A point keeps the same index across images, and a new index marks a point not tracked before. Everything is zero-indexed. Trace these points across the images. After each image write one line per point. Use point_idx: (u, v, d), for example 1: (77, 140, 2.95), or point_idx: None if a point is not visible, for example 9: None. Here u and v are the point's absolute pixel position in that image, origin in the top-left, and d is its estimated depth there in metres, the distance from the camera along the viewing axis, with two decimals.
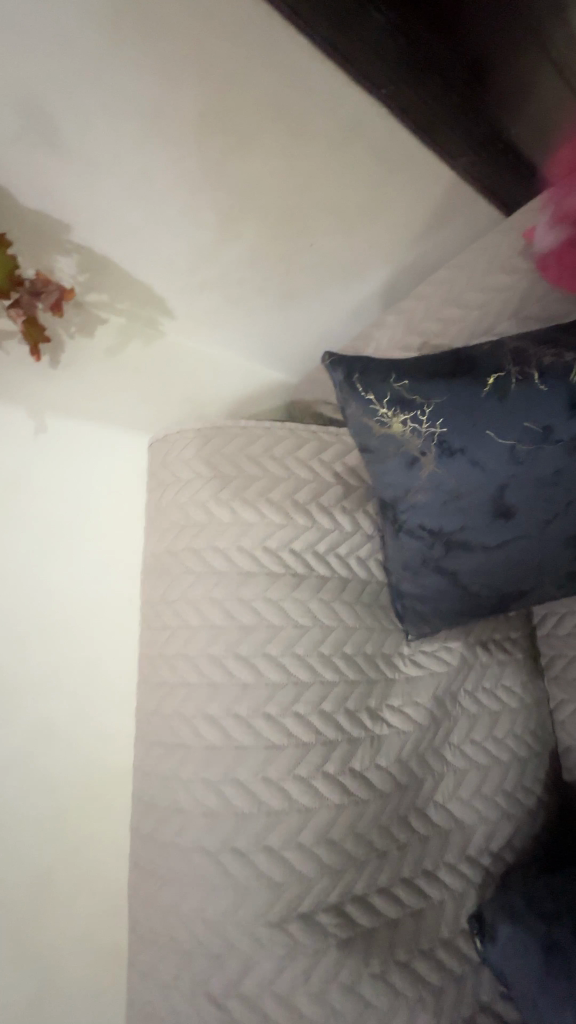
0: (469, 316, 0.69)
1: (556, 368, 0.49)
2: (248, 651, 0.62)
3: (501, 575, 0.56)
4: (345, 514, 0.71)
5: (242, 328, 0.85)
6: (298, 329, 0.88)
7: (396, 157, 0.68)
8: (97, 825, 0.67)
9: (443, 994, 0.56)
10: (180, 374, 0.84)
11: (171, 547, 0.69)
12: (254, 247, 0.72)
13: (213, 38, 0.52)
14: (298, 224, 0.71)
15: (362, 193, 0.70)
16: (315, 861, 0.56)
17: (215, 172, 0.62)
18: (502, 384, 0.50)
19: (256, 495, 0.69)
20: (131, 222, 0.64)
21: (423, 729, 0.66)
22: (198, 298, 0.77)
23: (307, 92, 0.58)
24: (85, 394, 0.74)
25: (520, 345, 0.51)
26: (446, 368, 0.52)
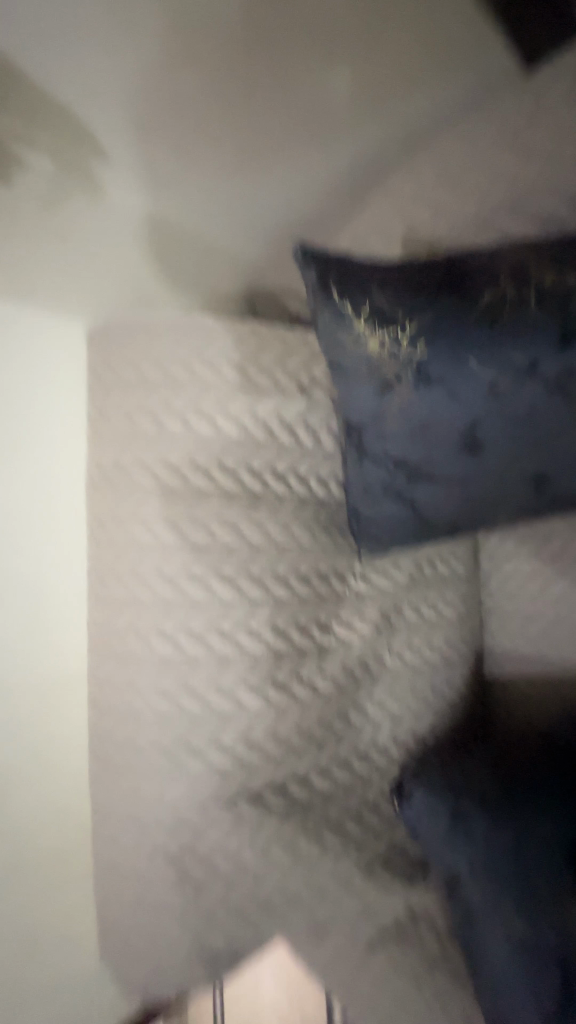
0: (466, 207, 0.60)
1: (555, 292, 0.45)
2: (202, 570, 0.61)
3: (460, 509, 0.55)
4: (307, 432, 0.67)
5: (199, 192, 0.73)
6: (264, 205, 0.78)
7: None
8: (56, 722, 0.71)
9: (365, 846, 0.66)
10: (121, 248, 0.70)
11: (118, 460, 0.65)
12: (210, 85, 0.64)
13: None
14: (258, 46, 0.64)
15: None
16: (262, 751, 0.62)
17: None
18: (496, 304, 0.46)
19: (211, 407, 0.63)
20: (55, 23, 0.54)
21: (367, 639, 0.71)
22: (140, 145, 0.65)
23: None
24: (6, 264, 0.60)
25: (520, 264, 0.47)
26: (436, 280, 0.47)
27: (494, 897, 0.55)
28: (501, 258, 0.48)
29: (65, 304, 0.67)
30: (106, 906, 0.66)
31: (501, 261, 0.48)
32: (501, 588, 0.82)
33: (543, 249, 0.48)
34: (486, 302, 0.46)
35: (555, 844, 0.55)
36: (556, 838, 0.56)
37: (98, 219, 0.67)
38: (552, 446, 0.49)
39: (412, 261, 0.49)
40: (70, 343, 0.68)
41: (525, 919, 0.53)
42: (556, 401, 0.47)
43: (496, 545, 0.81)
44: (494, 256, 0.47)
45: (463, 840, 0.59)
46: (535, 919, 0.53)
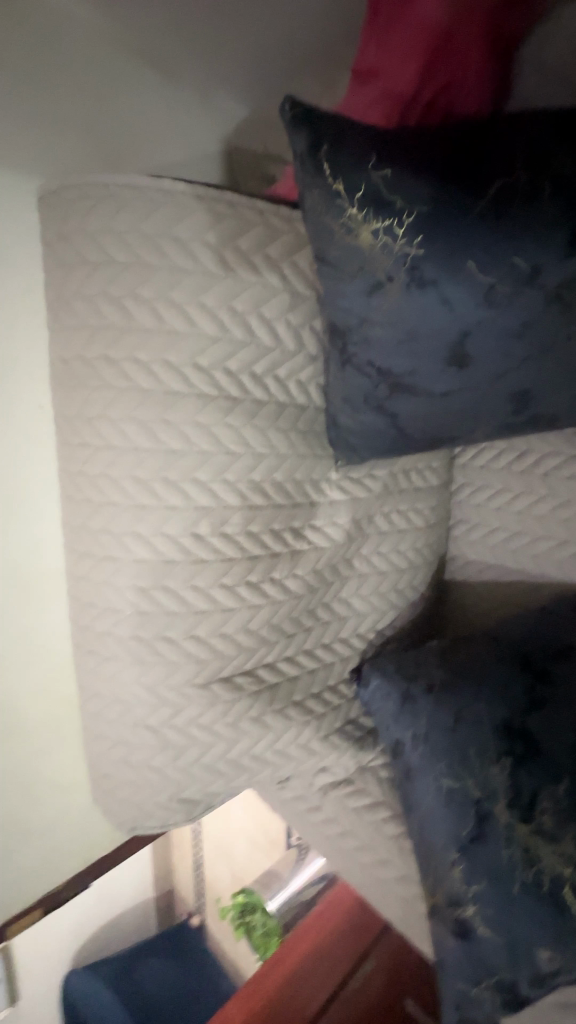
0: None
1: (571, 186, 0.40)
2: (177, 475, 0.61)
3: (438, 422, 0.55)
4: (289, 330, 0.63)
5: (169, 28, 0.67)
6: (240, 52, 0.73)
7: None
8: (37, 613, 0.74)
9: (325, 718, 0.76)
10: (84, 88, 0.63)
11: (83, 354, 0.60)
12: None
13: None
14: None
15: None
16: (235, 643, 0.67)
17: None
18: (507, 194, 0.40)
19: (185, 297, 0.57)
20: None
21: (339, 544, 0.74)
22: None
23: None
24: None
25: (541, 144, 0.41)
26: (444, 159, 0.41)
27: (431, 758, 0.63)
28: (521, 135, 0.41)
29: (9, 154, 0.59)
30: (95, 767, 0.75)
31: (520, 138, 0.41)
32: (472, 499, 0.85)
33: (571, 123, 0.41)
34: (495, 195, 0.41)
35: (488, 717, 0.62)
36: (489, 713, 0.62)
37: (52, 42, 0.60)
38: (540, 363, 0.48)
39: (418, 131, 0.42)
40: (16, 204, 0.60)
41: (453, 775, 0.61)
42: (552, 313, 0.44)
43: (471, 458, 0.82)
44: (511, 134, 0.41)
45: (410, 715, 0.67)
46: (462, 775, 0.60)
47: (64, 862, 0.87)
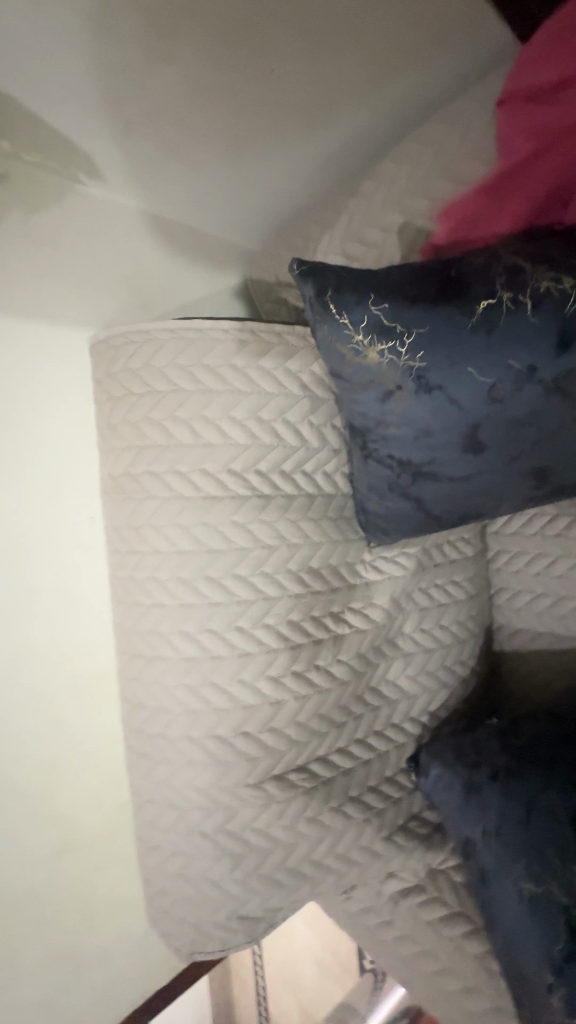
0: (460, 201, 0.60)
1: (551, 295, 0.45)
2: (219, 572, 0.64)
3: (464, 503, 0.57)
4: (312, 429, 0.68)
5: (194, 207, 0.75)
6: (256, 206, 0.78)
7: (390, 32, 0.62)
8: (91, 716, 0.77)
9: (385, 813, 0.71)
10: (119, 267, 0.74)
11: (130, 471, 0.67)
12: (192, 92, 0.60)
13: None
14: (248, 44, 0.59)
15: (336, 27, 0.60)
16: (284, 737, 0.67)
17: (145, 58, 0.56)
18: (494, 310, 0.46)
19: (217, 413, 0.64)
20: (51, 80, 0.54)
21: (380, 625, 0.74)
22: (134, 177, 0.68)
23: None
24: (11, 281, 0.64)
25: (519, 263, 0.46)
26: (434, 287, 0.47)
27: (507, 859, 0.58)
28: (498, 257, 0.47)
29: (66, 316, 0.70)
30: (151, 881, 0.72)
31: (498, 260, 0.47)
32: (513, 566, 0.83)
33: (542, 243, 0.47)
34: (483, 311, 0.46)
35: (562, 809, 0.58)
36: (563, 804, 0.58)
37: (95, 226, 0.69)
38: (553, 443, 0.50)
39: (408, 266, 0.49)
40: (71, 356, 0.72)
41: (534, 878, 0.56)
42: (554, 402, 0.47)
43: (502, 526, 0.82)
44: (490, 257, 0.47)
45: (477, 808, 0.63)
46: (545, 878, 0.55)
47: (123, 995, 0.81)
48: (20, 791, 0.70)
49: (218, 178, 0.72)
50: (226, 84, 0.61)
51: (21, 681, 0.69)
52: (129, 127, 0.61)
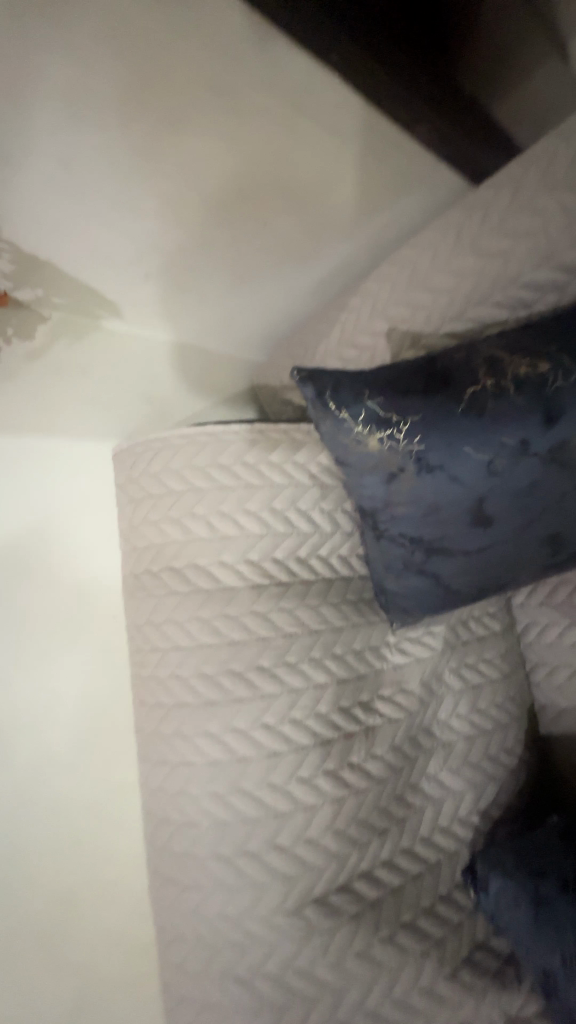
0: (439, 303, 0.65)
1: (532, 379, 0.49)
2: (241, 666, 0.64)
3: (480, 576, 0.58)
4: (323, 514, 0.71)
5: (199, 322, 0.83)
6: (256, 315, 0.86)
7: (375, 178, 0.71)
8: (113, 838, 0.71)
9: (445, 943, 0.62)
10: (139, 391, 0.82)
11: (151, 568, 0.69)
12: (200, 237, 0.69)
13: (141, 126, 0.55)
14: (247, 207, 0.68)
15: (325, 183, 0.68)
16: (322, 850, 0.61)
17: (161, 213, 0.64)
18: (480, 396, 0.49)
19: (232, 507, 0.68)
20: (83, 235, 0.63)
21: (413, 712, 0.70)
22: (149, 300, 0.76)
23: (258, 157, 0.62)
24: (44, 410, 0.72)
25: (496, 354, 0.50)
26: (423, 381, 0.51)
27: None
28: (477, 350, 0.52)
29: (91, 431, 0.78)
30: None
31: (477, 353, 0.51)
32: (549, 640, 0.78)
33: (514, 335, 0.52)
34: (470, 396, 0.50)
35: None
36: None
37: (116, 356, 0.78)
38: (561, 510, 0.52)
39: (397, 364, 0.53)
40: (96, 468, 0.77)
41: None
42: (552, 472, 0.49)
43: (527, 596, 0.80)
44: (471, 350, 0.52)
45: (551, 929, 0.56)
46: None
47: None
48: (35, 922, 0.64)
49: (228, 306, 0.82)
50: (225, 241, 0.71)
51: (43, 787, 0.67)
52: (149, 267, 0.71)
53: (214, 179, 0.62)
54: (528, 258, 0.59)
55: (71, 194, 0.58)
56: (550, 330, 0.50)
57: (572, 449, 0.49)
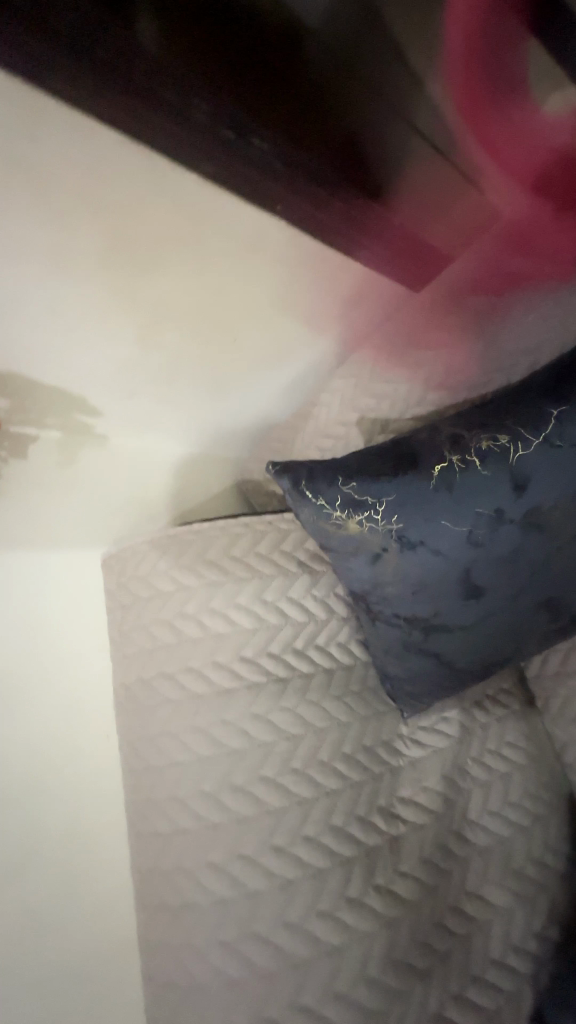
0: (399, 391, 0.69)
1: (495, 451, 0.49)
2: (242, 780, 0.59)
3: (482, 650, 0.56)
4: (316, 601, 0.69)
5: (182, 426, 0.88)
6: (235, 415, 0.92)
7: (333, 292, 0.80)
8: (110, 1003, 0.62)
9: None
10: (129, 499, 0.87)
11: (142, 676, 0.66)
12: (179, 354, 0.76)
13: (120, 271, 0.62)
14: (219, 328, 0.75)
15: (291, 301, 0.77)
16: (354, 1006, 0.51)
17: (141, 338, 0.71)
18: (449, 472, 0.49)
19: (222, 603, 0.67)
20: (72, 366, 0.70)
21: (439, 816, 0.63)
22: (130, 411, 0.81)
23: (225, 290, 0.70)
24: (40, 523, 0.76)
25: (458, 431, 0.50)
26: (392, 462, 0.51)
27: None
28: (440, 429, 0.52)
29: (85, 539, 0.82)
30: None
31: (440, 431, 0.51)
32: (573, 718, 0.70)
33: (473, 412, 0.52)
34: (439, 474, 0.50)
35: None
36: None
37: (105, 466, 0.83)
38: (551, 574, 0.51)
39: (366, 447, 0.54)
40: (86, 572, 0.80)
41: None
42: (533, 536, 0.49)
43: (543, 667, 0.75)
44: (434, 429, 0.52)
45: None
46: None
47: None
48: None
49: (207, 413, 0.88)
50: (200, 354, 0.78)
51: (30, 956, 0.58)
52: (132, 386, 0.77)
53: (187, 310, 0.70)
54: (474, 346, 0.64)
55: (58, 329, 0.65)
56: (507, 399, 0.51)
57: (549, 512, 0.48)
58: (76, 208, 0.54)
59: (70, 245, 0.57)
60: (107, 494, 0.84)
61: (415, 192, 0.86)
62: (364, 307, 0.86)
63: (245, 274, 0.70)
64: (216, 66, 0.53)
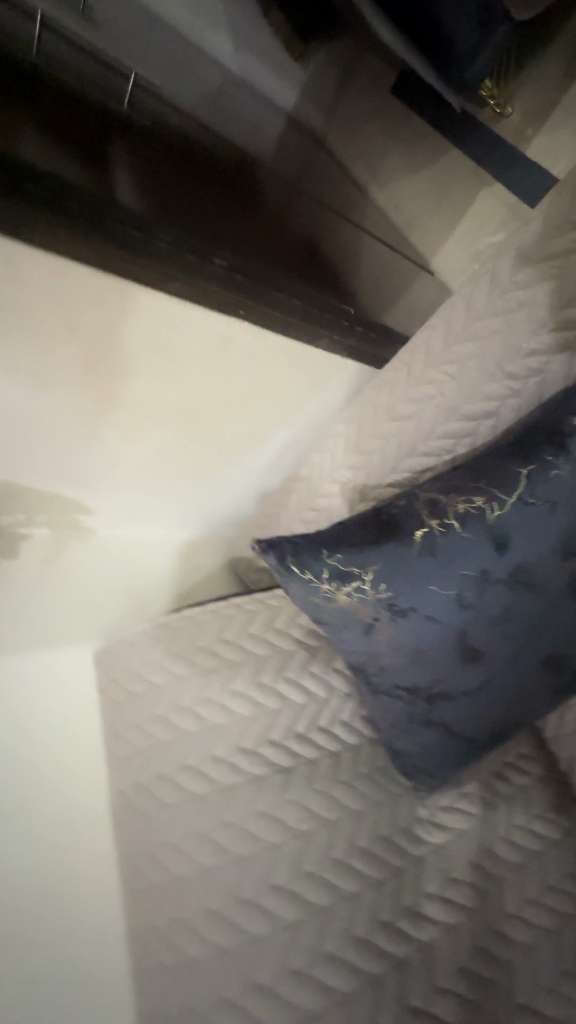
0: (374, 460, 0.73)
1: (472, 511, 0.48)
2: (252, 891, 0.54)
3: (489, 716, 0.55)
4: (315, 679, 0.67)
5: (170, 510, 0.93)
6: (219, 496, 0.95)
7: (307, 379, 0.82)
8: None
9: None
10: (119, 589, 0.88)
11: (138, 782, 0.62)
12: (161, 445, 0.80)
13: (101, 380, 0.66)
14: (198, 420, 0.79)
15: (267, 391, 0.80)
16: None
17: (125, 435, 0.75)
18: (429, 535, 0.49)
19: (218, 691, 0.65)
20: (61, 470, 0.76)
21: (471, 913, 0.57)
22: (117, 504, 0.87)
23: (201, 384, 0.73)
24: (33, 620, 0.77)
25: (435, 495, 0.51)
26: (374, 530, 0.51)
27: None
28: (417, 494, 0.52)
29: (79, 634, 0.81)
30: None
31: (418, 497, 0.52)
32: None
33: (447, 475, 0.53)
34: (420, 539, 0.49)
35: None
36: None
37: (94, 556, 0.88)
38: (545, 630, 0.50)
39: (348, 517, 0.54)
40: (78, 668, 0.78)
41: None
42: (521, 593, 0.48)
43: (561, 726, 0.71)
44: (410, 495, 0.52)
45: None
46: None
47: None
48: None
49: (190, 498, 0.92)
50: (181, 443, 0.81)
51: None
52: (117, 481, 0.82)
53: (165, 409, 0.74)
54: (440, 412, 0.67)
55: (46, 436, 0.71)
56: (478, 460, 0.52)
57: (534, 568, 0.48)
58: (53, 333, 0.59)
59: (54, 364, 0.62)
60: (98, 586, 0.86)
61: (369, 285, 0.95)
62: (334, 386, 0.86)
63: (220, 369, 0.72)
64: (175, 218, 0.63)
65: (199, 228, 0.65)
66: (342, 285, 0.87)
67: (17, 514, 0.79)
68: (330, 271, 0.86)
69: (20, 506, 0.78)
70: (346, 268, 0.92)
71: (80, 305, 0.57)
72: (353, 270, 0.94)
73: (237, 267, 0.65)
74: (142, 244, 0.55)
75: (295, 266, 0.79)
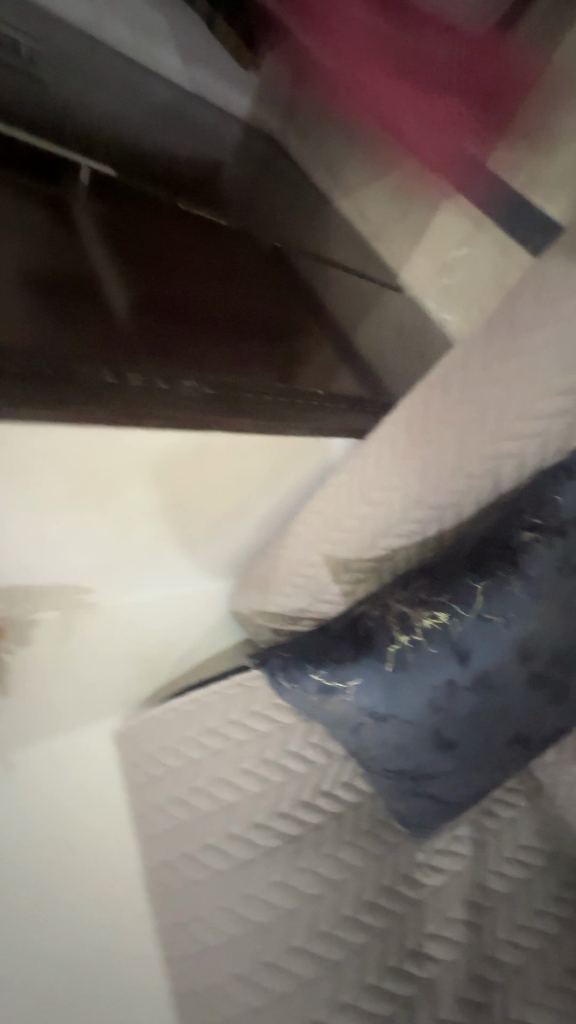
0: (354, 534, 0.77)
1: (435, 625, 0.55)
2: (274, 955, 0.63)
3: (471, 783, 0.61)
4: (314, 750, 0.77)
5: (167, 578, 0.96)
6: (217, 555, 0.98)
7: (288, 454, 0.85)
8: None
9: None
10: (131, 659, 0.93)
11: (168, 860, 0.71)
12: (152, 534, 0.85)
13: (91, 497, 0.71)
14: (186, 505, 0.83)
15: (251, 474, 0.84)
16: None
17: (117, 537, 0.81)
18: (400, 649, 0.55)
19: (229, 772, 0.76)
20: (61, 570, 0.80)
21: (467, 947, 0.63)
22: (118, 581, 0.89)
23: (188, 478, 0.77)
24: (49, 708, 0.81)
25: (403, 609, 0.57)
26: (352, 646, 0.58)
27: None
28: (388, 607, 0.58)
29: (98, 709, 0.87)
30: None
31: (388, 610, 0.58)
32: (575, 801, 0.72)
33: (414, 585, 0.59)
34: (394, 654, 0.56)
35: None
36: None
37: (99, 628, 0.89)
38: (512, 715, 0.56)
39: (325, 634, 0.63)
40: (99, 741, 0.84)
41: None
42: (485, 694, 0.55)
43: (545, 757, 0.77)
44: (381, 607, 0.59)
45: None
46: None
47: None
48: None
49: (188, 570, 0.97)
50: (174, 531, 0.87)
51: None
52: (114, 565, 0.86)
53: (150, 501, 0.77)
54: (408, 501, 0.72)
55: (41, 541, 0.73)
56: (437, 571, 0.58)
57: (495, 671, 0.54)
58: (40, 466, 0.62)
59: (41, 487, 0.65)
60: (108, 663, 0.90)
61: (341, 337, 0.96)
62: (316, 457, 0.89)
63: (200, 466, 0.76)
64: (147, 335, 0.65)
65: (168, 334, 0.67)
66: (315, 353, 0.88)
67: (22, 605, 0.81)
68: (300, 338, 0.88)
69: (24, 602, 0.81)
70: (313, 320, 0.93)
71: (61, 445, 0.61)
72: (325, 327, 0.94)
73: (207, 379, 0.66)
74: (115, 387, 0.57)
75: (268, 345, 0.80)
